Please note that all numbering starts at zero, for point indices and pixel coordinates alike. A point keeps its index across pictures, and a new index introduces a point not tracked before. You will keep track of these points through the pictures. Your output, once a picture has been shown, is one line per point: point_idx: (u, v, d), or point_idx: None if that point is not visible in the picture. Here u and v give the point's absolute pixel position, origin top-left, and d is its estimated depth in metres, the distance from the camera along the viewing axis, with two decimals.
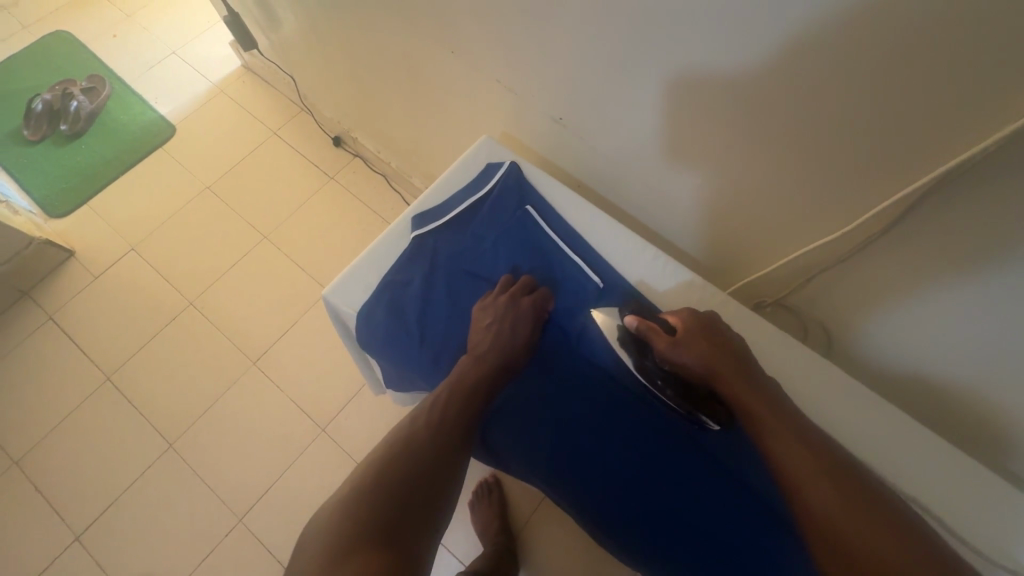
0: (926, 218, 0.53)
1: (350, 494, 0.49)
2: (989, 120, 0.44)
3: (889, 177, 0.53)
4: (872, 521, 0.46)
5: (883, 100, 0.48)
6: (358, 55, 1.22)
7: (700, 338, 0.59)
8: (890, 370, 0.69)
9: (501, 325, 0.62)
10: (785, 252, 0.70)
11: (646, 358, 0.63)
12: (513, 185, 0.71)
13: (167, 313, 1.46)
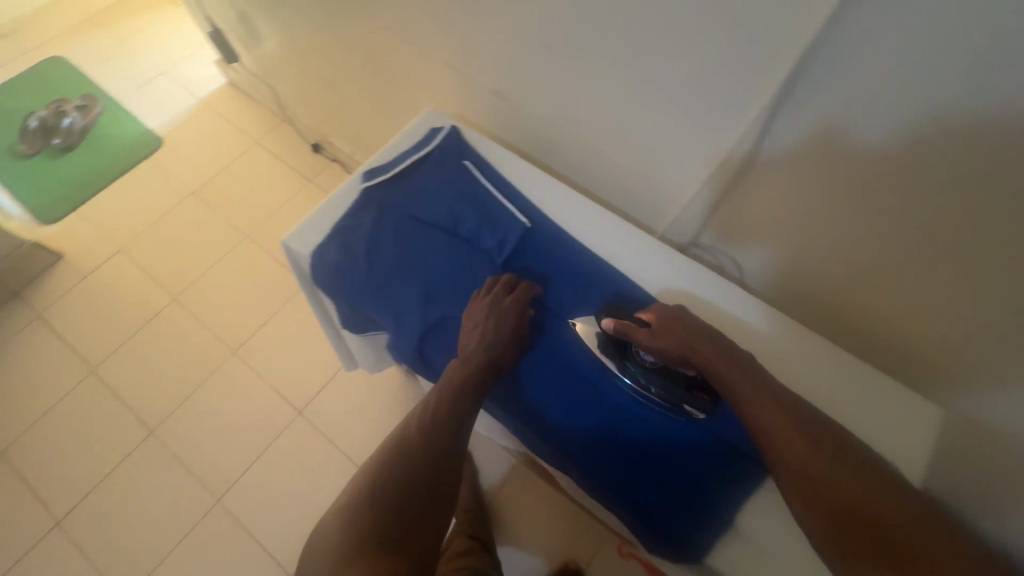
0: (794, 131, 0.63)
1: (359, 495, 0.59)
2: (806, 27, 0.53)
3: (750, 93, 0.63)
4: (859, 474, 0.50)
5: (729, 24, 0.58)
6: (325, 61, 1.34)
7: (675, 331, 0.61)
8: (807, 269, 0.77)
9: (486, 323, 0.65)
10: (695, 186, 0.79)
11: (629, 360, 0.64)
12: (451, 145, 0.80)
13: (152, 309, 1.53)
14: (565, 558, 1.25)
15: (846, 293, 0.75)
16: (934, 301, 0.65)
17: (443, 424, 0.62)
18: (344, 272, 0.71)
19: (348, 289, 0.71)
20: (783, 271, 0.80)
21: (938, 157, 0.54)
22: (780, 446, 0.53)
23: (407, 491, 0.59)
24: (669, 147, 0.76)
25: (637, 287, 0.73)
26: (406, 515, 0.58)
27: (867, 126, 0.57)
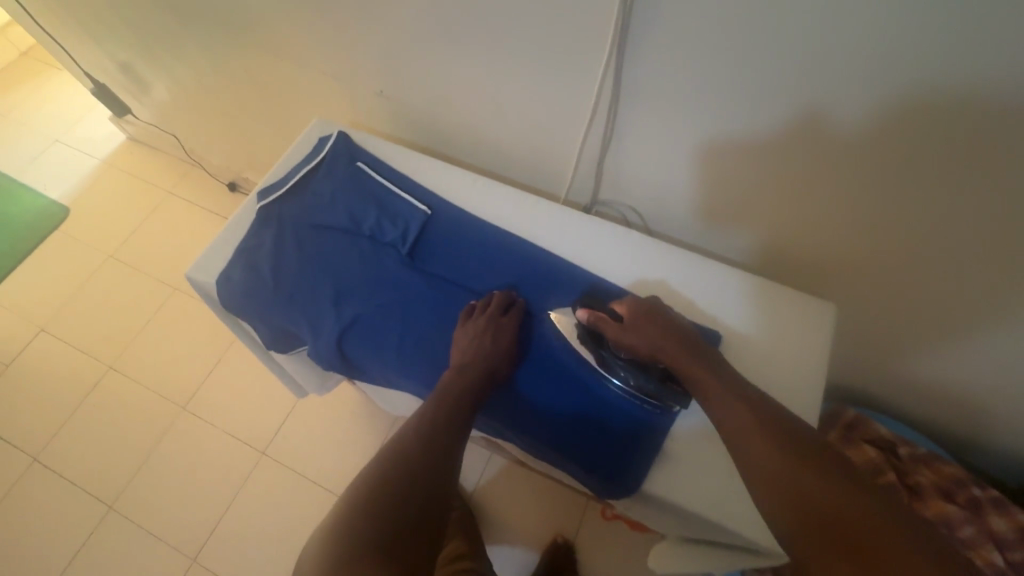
0: (642, 71, 0.68)
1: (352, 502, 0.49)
2: None
3: (596, 43, 0.67)
4: (838, 487, 0.45)
5: None
6: (218, 97, 1.32)
7: (649, 320, 0.62)
8: (698, 195, 0.82)
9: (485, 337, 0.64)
10: (578, 144, 0.83)
11: (605, 353, 0.63)
12: (340, 150, 0.80)
13: (88, 381, 1.46)
14: (554, 532, 1.27)
15: (732, 210, 0.82)
16: (802, 186, 0.73)
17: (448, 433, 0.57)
18: (254, 293, 0.70)
19: (262, 311, 0.71)
20: (679, 205, 0.85)
21: (765, 59, 0.60)
22: (746, 446, 0.51)
23: (409, 494, 0.50)
24: (548, 109, 0.80)
25: (541, 250, 0.75)
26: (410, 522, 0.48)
27: (701, 49, 0.62)
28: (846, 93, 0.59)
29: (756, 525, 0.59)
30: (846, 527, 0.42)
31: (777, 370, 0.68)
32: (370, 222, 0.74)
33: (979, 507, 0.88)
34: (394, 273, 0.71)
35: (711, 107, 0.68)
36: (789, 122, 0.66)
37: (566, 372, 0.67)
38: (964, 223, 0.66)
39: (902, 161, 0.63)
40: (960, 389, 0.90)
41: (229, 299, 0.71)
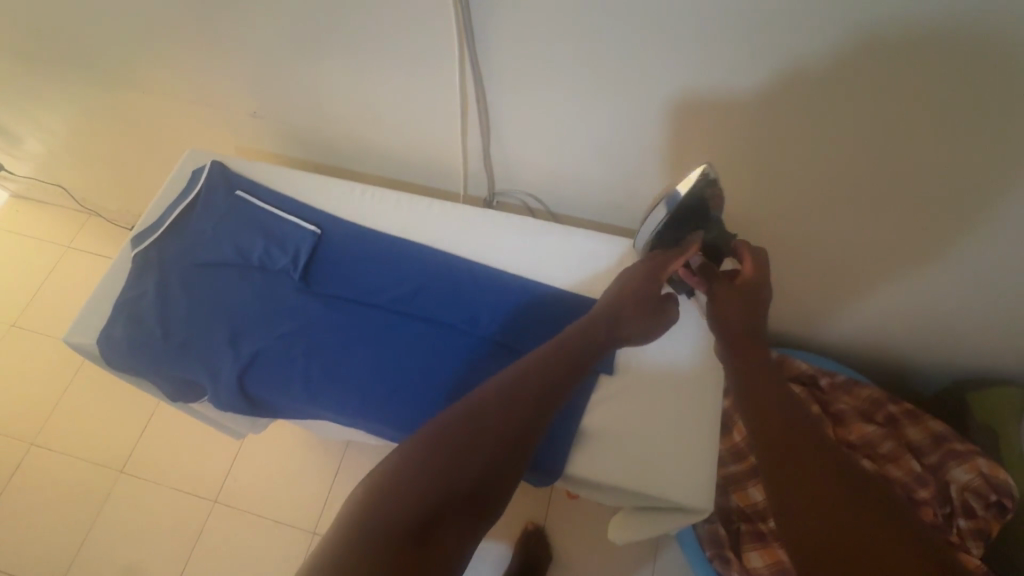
0: (506, 55, 0.68)
1: (415, 453, 0.49)
2: None
3: (454, 43, 0.67)
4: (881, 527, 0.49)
5: None
6: (96, 142, 1.24)
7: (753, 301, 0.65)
8: (591, 174, 0.83)
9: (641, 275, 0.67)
10: (463, 137, 0.82)
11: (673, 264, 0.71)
12: (214, 183, 0.76)
13: (9, 465, 1.36)
14: (524, 519, 1.28)
15: (624, 181, 0.83)
16: (680, 149, 0.75)
17: (536, 409, 0.55)
18: (142, 348, 0.66)
19: (152, 365, 0.66)
20: (577, 185, 0.86)
21: (616, 28, 0.61)
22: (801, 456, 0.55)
23: (466, 464, 0.50)
24: (428, 110, 0.79)
25: (440, 253, 0.73)
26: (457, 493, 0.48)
27: (554, 32, 0.63)
28: (697, 52, 0.61)
29: (677, 487, 0.61)
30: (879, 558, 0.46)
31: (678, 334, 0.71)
32: (257, 252, 0.71)
33: (896, 421, 0.94)
34: (291, 301, 0.68)
35: (579, 86, 0.69)
36: (654, 88, 0.67)
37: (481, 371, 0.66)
38: (829, 160, 0.70)
39: (761, 111, 0.66)
40: (862, 314, 0.96)
41: (114, 360, 0.66)
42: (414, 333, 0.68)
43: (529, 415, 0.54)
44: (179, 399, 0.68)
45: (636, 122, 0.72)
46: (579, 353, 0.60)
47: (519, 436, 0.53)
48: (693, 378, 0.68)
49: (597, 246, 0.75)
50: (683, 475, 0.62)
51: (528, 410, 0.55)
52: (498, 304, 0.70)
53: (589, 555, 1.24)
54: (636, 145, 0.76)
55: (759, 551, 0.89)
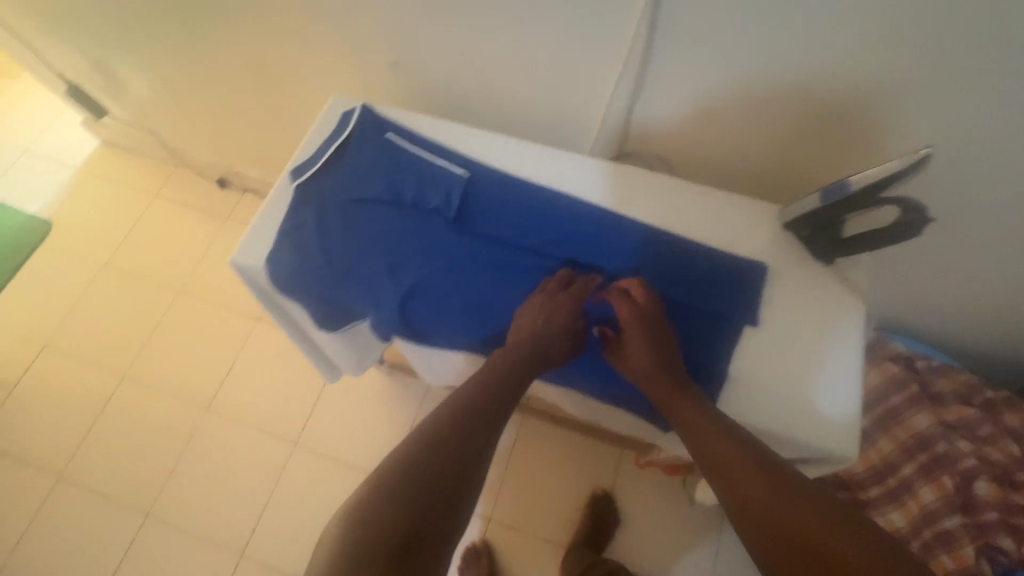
0: (678, 9, 0.68)
1: (373, 490, 0.53)
2: None
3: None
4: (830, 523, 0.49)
5: None
6: (206, 90, 1.28)
7: (643, 329, 0.63)
8: (722, 137, 0.85)
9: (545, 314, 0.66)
10: (608, 94, 0.83)
11: (830, 239, 0.69)
12: (367, 124, 0.79)
13: (103, 395, 1.44)
14: (593, 485, 1.31)
15: (759, 146, 0.84)
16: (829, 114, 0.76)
17: (472, 429, 0.60)
18: (309, 271, 0.71)
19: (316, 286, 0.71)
20: (704, 149, 0.88)
21: None
22: (732, 472, 0.56)
23: (431, 498, 0.53)
24: (574, 66, 0.81)
25: (584, 199, 0.75)
26: (410, 529, 0.51)
27: None
28: (884, 16, 0.62)
29: (820, 434, 0.64)
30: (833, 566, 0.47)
31: (822, 293, 0.70)
32: (411, 190, 0.74)
33: (993, 407, 0.95)
34: (442, 239, 0.72)
35: (743, 44, 0.70)
36: (826, 51, 0.68)
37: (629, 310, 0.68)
38: (990, 136, 0.70)
39: (930, 78, 0.67)
40: (974, 302, 0.95)
41: (280, 279, 0.71)
42: (562, 274, 0.70)
43: (462, 448, 0.58)
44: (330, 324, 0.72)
45: (793, 82, 0.73)
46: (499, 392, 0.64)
47: (460, 465, 0.57)
48: (835, 335, 0.68)
49: (736, 205, 0.75)
50: (827, 425, 0.64)
51: (460, 444, 0.58)
52: (643, 249, 0.71)
53: (655, 523, 1.27)
54: (784, 106, 0.77)
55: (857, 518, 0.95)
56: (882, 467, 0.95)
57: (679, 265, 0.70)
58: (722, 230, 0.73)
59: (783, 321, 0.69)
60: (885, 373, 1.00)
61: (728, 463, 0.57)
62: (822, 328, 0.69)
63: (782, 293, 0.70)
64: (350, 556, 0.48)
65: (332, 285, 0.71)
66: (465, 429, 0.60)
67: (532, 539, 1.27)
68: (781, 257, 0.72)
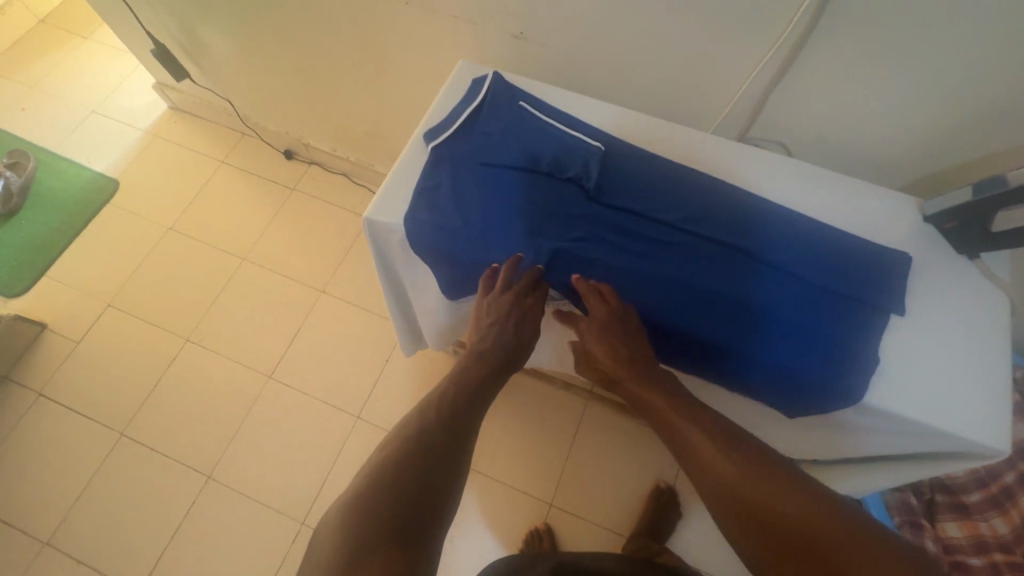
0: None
1: (364, 484, 0.55)
2: None
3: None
4: (792, 495, 0.52)
5: None
6: (299, 57, 1.27)
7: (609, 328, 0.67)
8: (857, 138, 0.82)
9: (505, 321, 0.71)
10: (745, 82, 0.81)
11: (979, 235, 0.68)
12: (501, 92, 0.78)
13: (165, 356, 1.44)
14: (655, 478, 1.30)
15: (899, 145, 0.80)
16: (985, 124, 0.72)
17: (450, 423, 0.63)
18: (447, 231, 0.71)
19: (451, 246, 0.72)
20: (831, 148, 0.85)
21: None
22: (697, 454, 0.58)
23: (425, 474, 0.57)
24: (716, 50, 0.79)
25: (721, 181, 0.74)
26: (406, 500, 0.54)
27: None
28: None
29: (972, 427, 0.62)
30: (791, 529, 0.50)
31: (971, 289, 0.69)
32: (548, 159, 0.73)
33: None
34: (580, 209, 0.72)
35: (915, 38, 0.67)
36: (1004, 52, 0.65)
37: (772, 293, 0.67)
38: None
39: None
40: None
41: (417, 237, 0.72)
42: (703, 252, 0.70)
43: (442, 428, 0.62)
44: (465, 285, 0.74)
45: (957, 85, 0.70)
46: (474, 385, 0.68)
47: (446, 444, 0.60)
48: (981, 329, 0.67)
49: (873, 195, 0.74)
50: (981, 419, 0.62)
51: (439, 424, 0.62)
52: (787, 235, 0.70)
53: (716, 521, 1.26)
54: (938, 111, 0.74)
55: (958, 523, 0.92)
56: (982, 474, 0.93)
57: (823, 250, 0.69)
58: (861, 221, 0.73)
59: (930, 311, 0.68)
60: None
61: (691, 446, 0.59)
62: (970, 321, 0.68)
63: (929, 285, 0.69)
64: (353, 533, 0.51)
65: (467, 247, 0.72)
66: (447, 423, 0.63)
67: (592, 527, 1.26)
68: (925, 252, 0.71)
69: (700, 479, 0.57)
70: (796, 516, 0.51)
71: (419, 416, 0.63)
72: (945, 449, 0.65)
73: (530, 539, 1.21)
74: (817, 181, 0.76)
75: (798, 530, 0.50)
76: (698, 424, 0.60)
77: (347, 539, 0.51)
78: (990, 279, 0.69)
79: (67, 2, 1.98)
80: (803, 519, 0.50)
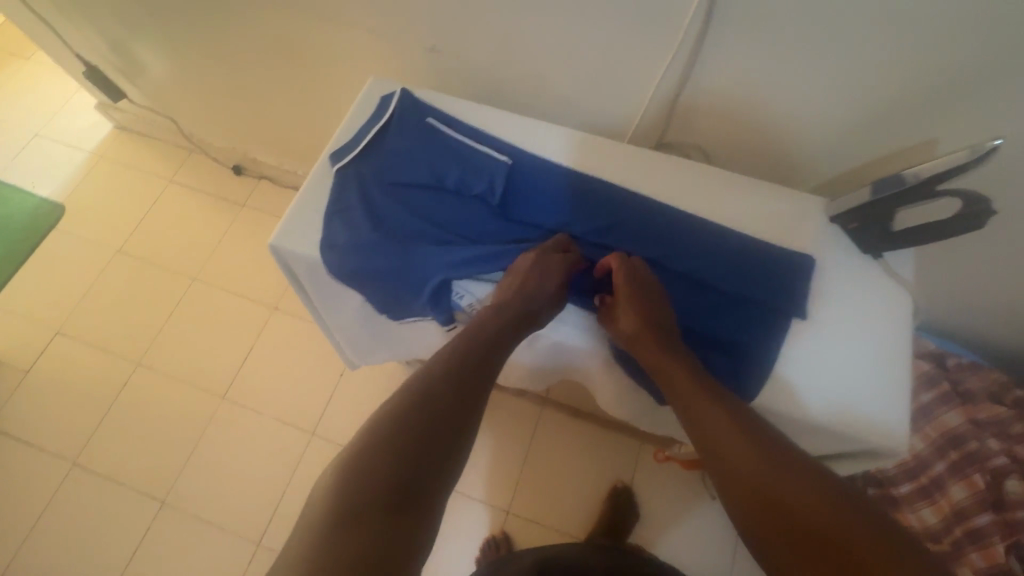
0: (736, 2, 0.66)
1: (368, 445, 0.51)
2: None
3: None
4: (835, 500, 0.50)
5: None
6: (230, 74, 1.26)
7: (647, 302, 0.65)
8: (766, 138, 0.83)
9: (533, 276, 0.66)
10: (652, 87, 0.81)
11: (881, 233, 0.68)
12: (407, 110, 0.77)
13: (117, 382, 1.42)
14: (612, 479, 1.31)
15: (809, 143, 0.81)
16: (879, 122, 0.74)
17: (462, 393, 0.58)
18: (353, 254, 0.69)
19: (361, 270, 0.69)
20: (744, 150, 0.87)
21: None
22: (720, 438, 0.58)
23: (426, 442, 0.53)
24: (621, 57, 0.79)
25: (628, 191, 0.74)
26: (406, 471, 0.51)
27: None
28: (975, 5, 0.59)
29: (871, 428, 0.63)
30: (815, 525, 0.49)
31: (875, 290, 0.70)
32: (456, 176, 0.73)
33: None
34: (487, 225, 0.72)
35: (802, 40, 0.68)
36: (885, 53, 0.66)
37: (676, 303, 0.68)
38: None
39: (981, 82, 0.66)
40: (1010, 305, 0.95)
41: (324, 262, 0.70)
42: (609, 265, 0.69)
43: (454, 395, 0.58)
44: (385, 309, 0.73)
45: (849, 85, 0.71)
46: (488, 347, 0.63)
47: (452, 415, 0.56)
48: (888, 329, 0.68)
49: (780, 197, 0.75)
50: (881, 421, 0.63)
51: (450, 391, 0.58)
52: (692, 244, 0.70)
53: (672, 518, 1.27)
54: (835, 112, 0.75)
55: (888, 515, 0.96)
56: (913, 465, 0.95)
57: (727, 257, 0.69)
58: (769, 225, 0.73)
59: (834, 314, 0.68)
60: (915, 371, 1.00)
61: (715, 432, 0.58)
62: (877, 320, 0.68)
63: (834, 288, 0.70)
64: (348, 501, 0.48)
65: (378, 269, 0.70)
66: (460, 396, 0.58)
67: (549, 532, 1.27)
68: (828, 253, 0.71)
69: (733, 464, 0.56)
70: (831, 518, 0.49)
71: (431, 378, 0.58)
72: (848, 449, 0.66)
73: (487, 548, 1.22)
74: (726, 187, 0.75)
75: (836, 529, 0.48)
76: (729, 411, 0.59)
77: (343, 507, 0.47)
78: (893, 277, 0.70)
79: (7, 23, 1.94)
80: (844, 521, 0.48)
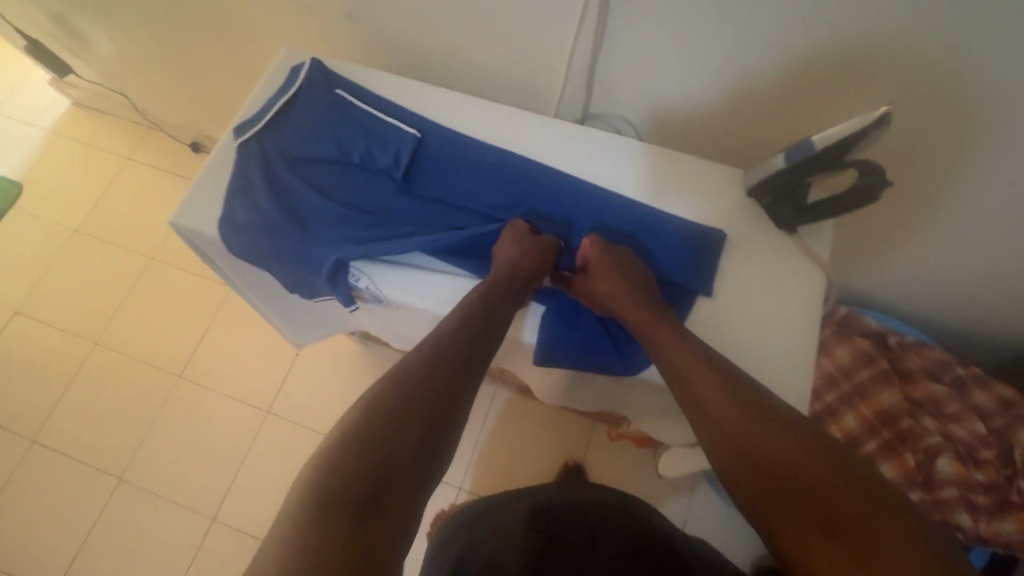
0: None
1: (344, 442, 0.46)
2: None
3: None
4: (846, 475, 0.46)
5: None
6: (168, 48, 1.22)
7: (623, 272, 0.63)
8: (691, 103, 0.81)
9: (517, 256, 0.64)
10: (570, 52, 0.79)
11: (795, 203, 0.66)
12: (314, 82, 0.75)
13: (75, 360, 1.43)
14: (564, 456, 1.31)
15: (732, 106, 0.79)
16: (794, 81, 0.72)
17: (448, 382, 0.53)
18: (252, 232, 0.67)
19: (260, 249, 0.67)
20: (671, 117, 0.85)
21: None
22: (701, 390, 0.55)
23: (407, 435, 0.48)
24: (534, 21, 0.76)
25: (539, 164, 0.71)
26: (385, 467, 0.45)
27: None
28: None
29: None
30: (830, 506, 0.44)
31: (785, 265, 0.68)
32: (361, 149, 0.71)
33: (963, 385, 0.94)
34: (393, 201, 0.70)
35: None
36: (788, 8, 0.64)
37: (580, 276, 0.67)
38: (982, 96, 0.66)
39: (888, 39, 0.64)
40: (951, 281, 0.93)
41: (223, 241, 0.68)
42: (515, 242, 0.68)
43: (440, 384, 0.52)
44: (294, 291, 0.72)
45: (761, 44, 0.69)
46: (477, 334, 0.59)
47: (438, 407, 0.51)
48: (796, 306, 0.66)
49: (696, 170, 0.72)
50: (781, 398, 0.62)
51: (438, 380, 0.53)
52: (601, 218, 0.68)
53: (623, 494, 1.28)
54: (752, 72, 0.73)
55: None
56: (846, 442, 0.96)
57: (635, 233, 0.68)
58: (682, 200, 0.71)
59: (743, 288, 0.67)
60: (855, 348, 0.99)
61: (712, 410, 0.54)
62: (789, 297, 0.67)
63: (742, 265, 0.68)
64: (322, 503, 0.42)
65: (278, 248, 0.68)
66: (454, 377, 0.54)
67: None
68: (739, 225, 0.70)
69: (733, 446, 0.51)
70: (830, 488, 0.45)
71: (413, 369, 0.54)
72: None
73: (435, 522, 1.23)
74: (641, 160, 0.73)
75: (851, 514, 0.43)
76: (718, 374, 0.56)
77: (317, 510, 0.42)
78: (805, 249, 0.68)
79: None
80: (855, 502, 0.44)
